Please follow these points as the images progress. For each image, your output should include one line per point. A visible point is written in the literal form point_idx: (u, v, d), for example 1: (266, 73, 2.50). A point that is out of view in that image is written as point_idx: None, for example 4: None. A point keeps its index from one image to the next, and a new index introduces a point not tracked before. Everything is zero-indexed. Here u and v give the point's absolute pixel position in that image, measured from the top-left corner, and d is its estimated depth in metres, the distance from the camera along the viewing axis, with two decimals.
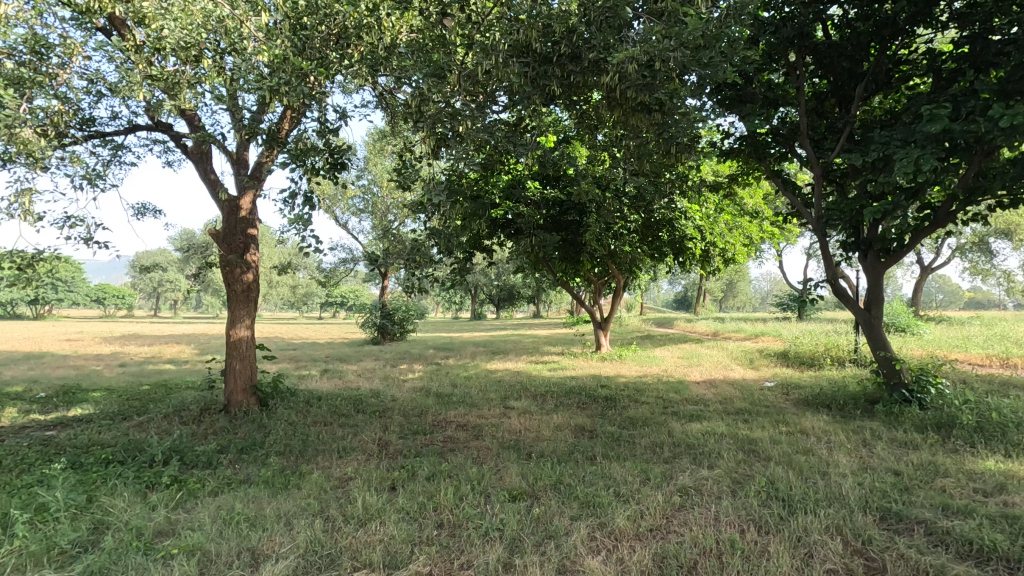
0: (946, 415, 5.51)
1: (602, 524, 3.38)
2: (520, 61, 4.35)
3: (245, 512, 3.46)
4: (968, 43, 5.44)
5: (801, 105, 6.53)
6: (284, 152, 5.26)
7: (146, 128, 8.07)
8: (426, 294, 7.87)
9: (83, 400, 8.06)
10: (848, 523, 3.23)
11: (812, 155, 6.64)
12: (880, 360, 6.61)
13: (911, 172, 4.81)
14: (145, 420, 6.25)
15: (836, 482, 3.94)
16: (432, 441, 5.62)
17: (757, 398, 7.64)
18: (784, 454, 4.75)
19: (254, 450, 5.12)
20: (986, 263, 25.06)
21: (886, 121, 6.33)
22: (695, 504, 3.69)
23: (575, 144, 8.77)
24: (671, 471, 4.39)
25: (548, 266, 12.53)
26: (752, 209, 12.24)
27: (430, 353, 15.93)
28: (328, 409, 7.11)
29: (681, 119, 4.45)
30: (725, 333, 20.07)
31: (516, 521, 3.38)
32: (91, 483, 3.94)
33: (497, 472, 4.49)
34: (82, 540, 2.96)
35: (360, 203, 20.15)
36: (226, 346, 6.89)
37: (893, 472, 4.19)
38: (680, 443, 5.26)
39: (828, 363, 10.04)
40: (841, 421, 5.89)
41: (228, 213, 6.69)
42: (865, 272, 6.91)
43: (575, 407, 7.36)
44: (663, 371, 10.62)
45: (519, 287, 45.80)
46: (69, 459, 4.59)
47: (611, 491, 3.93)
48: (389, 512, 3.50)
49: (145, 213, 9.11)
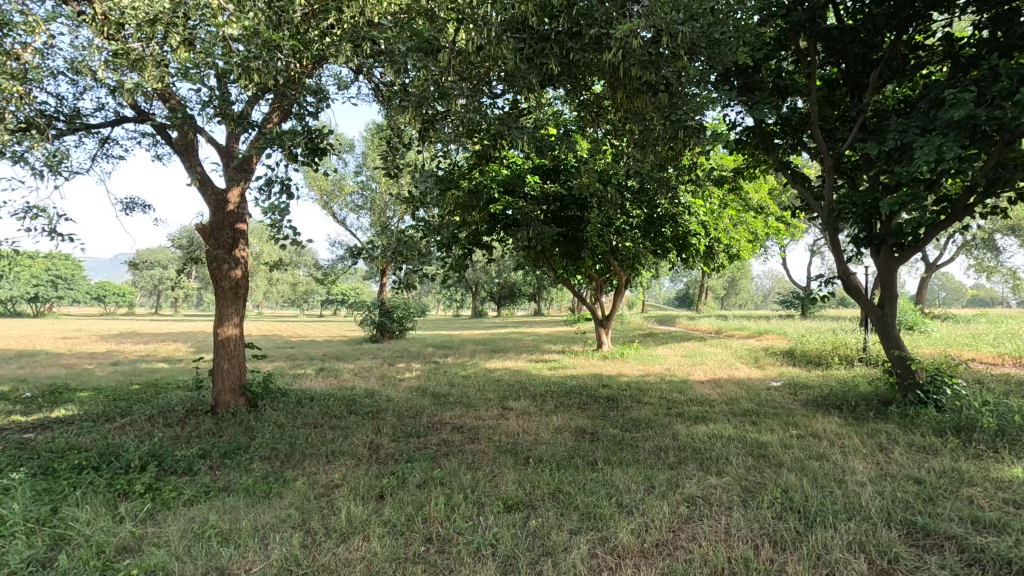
0: (964, 418, 5.24)
1: (604, 539, 3.13)
2: (516, 38, 4.07)
3: (219, 525, 3.22)
4: (991, 26, 5.14)
5: (813, 93, 6.17)
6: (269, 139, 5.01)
7: (133, 121, 7.83)
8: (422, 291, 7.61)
9: (68, 400, 7.84)
10: (872, 538, 2.98)
11: (824, 145, 6.37)
12: (894, 359, 6.34)
13: (932, 161, 4.53)
14: (128, 422, 6.03)
15: (855, 492, 3.69)
16: (425, 444, 5.38)
17: (764, 398, 7.39)
18: (796, 459, 4.49)
19: (238, 454, 4.88)
20: (991, 260, 24.76)
21: (902, 109, 6.02)
22: (704, 515, 3.43)
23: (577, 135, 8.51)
24: (677, 478, 4.14)
25: (549, 262, 12.28)
26: (757, 205, 12.04)
27: (428, 351, 15.66)
28: (319, 410, 6.87)
29: (687, 102, 4.18)
30: (728, 331, 19.84)
31: (511, 536, 3.12)
32: (59, 492, 3.70)
33: (492, 478, 4.24)
34: (36, 558, 2.72)
35: (359, 199, 19.86)
36: (214, 345, 6.65)
37: (914, 480, 3.93)
38: (685, 447, 5.01)
39: (836, 362, 9.76)
40: (854, 423, 5.63)
41: (215, 206, 6.43)
42: (878, 267, 6.62)
43: (576, 408, 7.10)
44: (666, 370, 10.35)
45: (520, 284, 45.55)
46: (41, 465, 4.35)
47: (614, 500, 3.68)
48: (374, 526, 3.25)
49: (134, 209, 8.84)
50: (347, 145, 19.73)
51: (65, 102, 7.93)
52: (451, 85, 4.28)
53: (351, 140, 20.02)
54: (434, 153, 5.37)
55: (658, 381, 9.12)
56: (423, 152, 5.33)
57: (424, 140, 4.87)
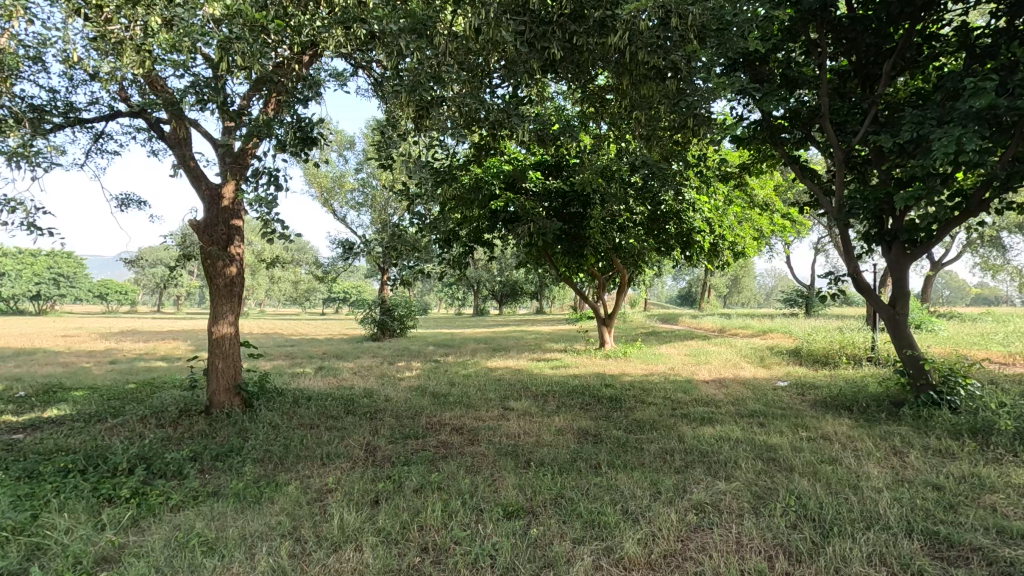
0: (981, 420, 5.08)
1: (609, 549, 2.97)
2: (516, 22, 3.90)
3: (204, 534, 3.07)
4: (1010, 14, 4.95)
5: (823, 85, 5.99)
6: (260, 131, 4.85)
7: (128, 116, 7.72)
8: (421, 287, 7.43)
9: (61, 400, 7.68)
10: (893, 549, 2.82)
11: (834, 138, 6.17)
12: (906, 359, 6.18)
13: (951, 152, 4.35)
14: (120, 423, 5.88)
15: (871, 498, 3.53)
16: (423, 447, 5.22)
17: (771, 399, 7.21)
18: (808, 464, 4.33)
19: (230, 456, 4.73)
20: (998, 258, 24.49)
21: (916, 101, 5.83)
22: (714, 523, 3.28)
23: (578, 130, 8.33)
24: (684, 483, 3.98)
25: (551, 260, 12.15)
26: (763, 201, 11.80)
27: (429, 350, 15.52)
28: (316, 410, 6.71)
29: (694, 91, 4.02)
30: (732, 330, 19.66)
31: (511, 547, 2.96)
32: (40, 498, 3.55)
33: (492, 483, 4.08)
34: (7, 570, 2.58)
35: (359, 197, 19.64)
36: (208, 345, 6.51)
37: (932, 486, 3.77)
38: (692, 450, 4.84)
39: (843, 361, 9.58)
40: (866, 425, 5.45)
41: (208, 201, 6.26)
42: (890, 264, 6.43)
43: (578, 408, 6.94)
44: (670, 370, 10.19)
45: (522, 283, 45.45)
46: (25, 468, 4.20)
47: (618, 507, 3.53)
48: (367, 535, 3.10)
49: (129, 206, 8.69)
50: (347, 142, 19.56)
51: (60, 97, 7.84)
52: (449, 70, 4.14)
53: (351, 137, 19.86)
54: (433, 145, 5.21)
55: (662, 380, 8.94)
56: (421, 144, 5.17)
57: (421, 131, 4.70)
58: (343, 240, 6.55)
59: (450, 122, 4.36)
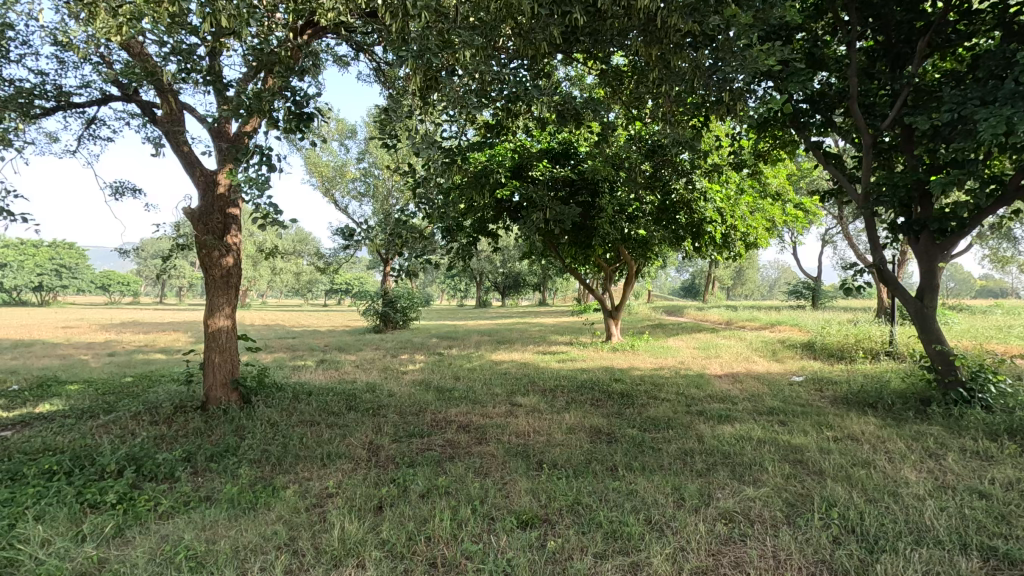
0: (1019, 419, 4.82)
1: (635, 565, 2.72)
2: None
3: (193, 547, 2.82)
4: None
5: (852, 64, 5.63)
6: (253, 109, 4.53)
7: (120, 100, 7.45)
8: (423, 280, 6.93)
9: (52, 395, 7.44)
10: (949, 568, 2.56)
11: (862, 120, 5.82)
12: (934, 354, 5.92)
13: (999, 132, 4.03)
14: (112, 420, 5.63)
15: (914, 507, 3.27)
16: (429, 446, 4.98)
17: (789, 394, 6.95)
18: (839, 467, 4.06)
19: (225, 457, 4.48)
20: (1010, 250, 24.05)
21: (951, 82, 5.48)
22: (746, 535, 3.02)
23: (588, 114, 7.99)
24: (708, 488, 3.73)
25: (557, 251, 11.96)
26: (775, 191, 11.44)
27: (433, 342, 15.28)
28: (317, 406, 6.47)
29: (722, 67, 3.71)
30: (739, 322, 19.36)
31: (529, 563, 2.71)
32: (19, 504, 3.30)
33: (503, 488, 3.82)
34: None
35: (360, 186, 19.29)
36: (204, 337, 6.25)
37: (977, 493, 3.51)
38: (713, 451, 4.57)
39: (860, 355, 9.28)
40: (895, 424, 5.19)
41: (202, 188, 5.97)
42: (917, 255, 6.14)
43: (589, 405, 6.68)
44: (680, 363, 9.91)
45: (524, 274, 45.17)
46: (9, 469, 3.96)
47: (640, 516, 3.27)
48: (370, 549, 2.85)
49: (124, 193, 8.43)
50: (347, 131, 19.22)
51: (51, 81, 7.59)
52: (457, 42, 3.87)
53: (352, 126, 19.52)
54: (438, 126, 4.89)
55: (673, 375, 8.69)
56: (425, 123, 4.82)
57: (427, 109, 4.40)
58: (342, 228, 6.25)
59: (460, 97, 4.05)
